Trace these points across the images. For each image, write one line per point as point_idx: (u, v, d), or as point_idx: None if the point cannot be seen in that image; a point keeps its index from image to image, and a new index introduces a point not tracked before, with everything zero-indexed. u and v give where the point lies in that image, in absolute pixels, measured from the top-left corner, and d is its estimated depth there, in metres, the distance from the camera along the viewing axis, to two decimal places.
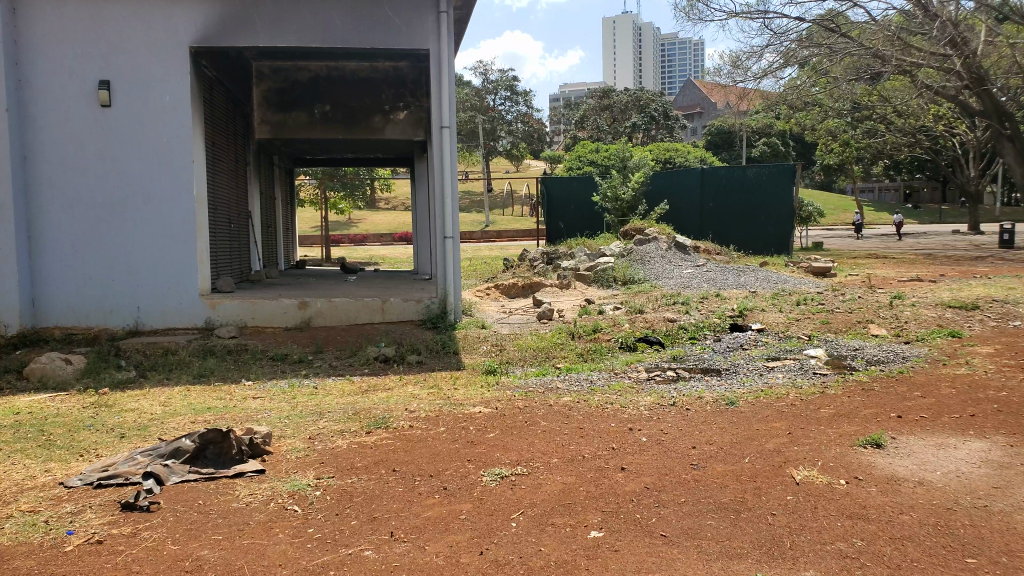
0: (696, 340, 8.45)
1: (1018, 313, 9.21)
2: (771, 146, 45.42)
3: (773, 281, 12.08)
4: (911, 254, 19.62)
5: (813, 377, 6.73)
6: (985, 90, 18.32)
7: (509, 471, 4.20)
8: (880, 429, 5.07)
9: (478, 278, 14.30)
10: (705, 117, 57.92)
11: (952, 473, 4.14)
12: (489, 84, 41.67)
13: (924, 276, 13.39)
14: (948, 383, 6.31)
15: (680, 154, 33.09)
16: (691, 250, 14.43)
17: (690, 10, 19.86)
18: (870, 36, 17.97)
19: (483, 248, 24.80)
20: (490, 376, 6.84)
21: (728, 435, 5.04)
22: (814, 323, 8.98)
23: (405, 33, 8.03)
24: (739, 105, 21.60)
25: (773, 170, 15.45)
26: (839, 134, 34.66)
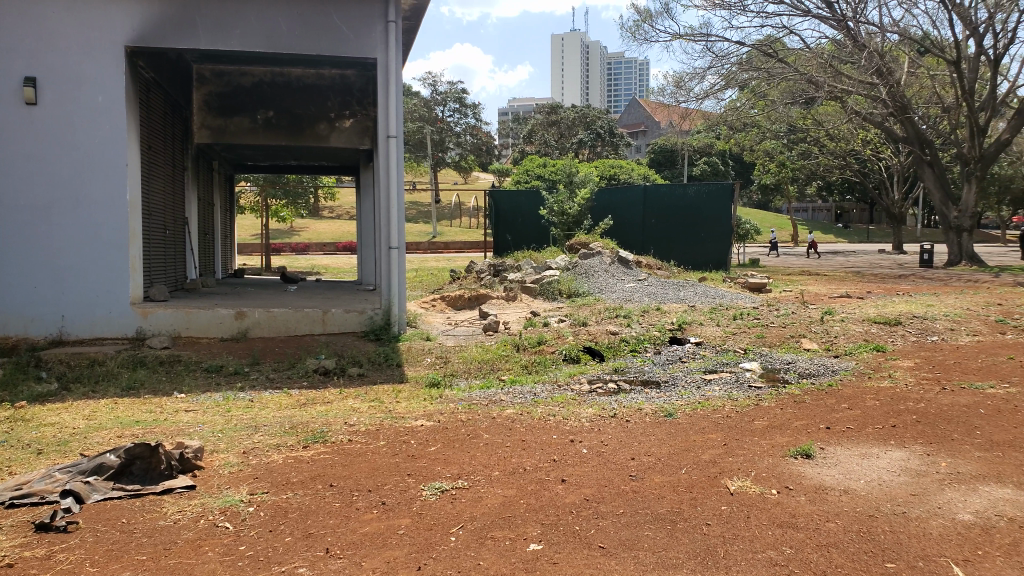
0: (637, 352, 8.57)
1: (938, 329, 9.65)
2: (711, 165, 46.68)
3: (711, 295, 12.36)
4: (842, 272, 20.34)
5: (748, 390, 6.89)
6: (908, 117, 19.36)
7: (449, 484, 4.18)
8: (810, 440, 5.22)
9: (423, 289, 14.23)
10: (649, 136, 59.24)
11: (874, 481, 4.30)
12: (438, 96, 41.78)
13: (852, 293, 13.90)
14: (873, 396, 6.54)
15: (625, 171, 33.69)
16: (633, 264, 14.65)
17: (635, 30, 20.30)
18: (805, 63, 18.67)
19: (428, 260, 24.71)
20: (433, 389, 6.80)
21: (666, 446, 5.12)
22: (749, 337, 9.21)
23: (351, 42, 7.98)
24: (681, 125, 22.11)
25: (712, 188, 15.75)
26: (775, 154, 35.85)
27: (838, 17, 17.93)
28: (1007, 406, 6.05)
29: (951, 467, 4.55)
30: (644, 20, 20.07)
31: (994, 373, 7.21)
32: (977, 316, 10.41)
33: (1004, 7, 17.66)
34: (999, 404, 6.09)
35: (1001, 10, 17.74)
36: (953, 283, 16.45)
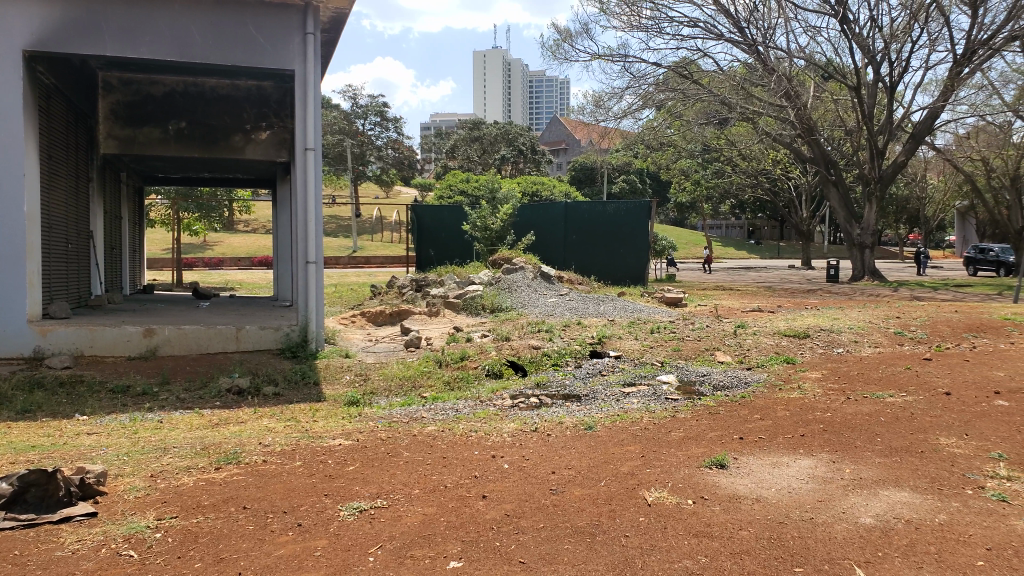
0: (559, 366, 8.65)
1: (843, 341, 10.12)
2: (630, 183, 47.91)
3: (630, 310, 12.60)
4: (754, 287, 21.13)
5: (665, 402, 7.06)
6: (814, 138, 20.40)
7: (368, 504, 4.10)
8: (724, 450, 5.38)
9: (343, 305, 14.00)
10: (570, 154, 60.30)
11: (784, 489, 4.45)
12: (358, 109, 41.34)
13: (763, 307, 14.44)
14: (783, 406, 6.79)
15: (547, 188, 34.12)
16: (555, 279, 14.80)
17: (555, 49, 20.67)
18: (718, 84, 19.40)
19: (348, 274, 24.32)
20: (352, 407, 6.67)
21: (587, 459, 5.18)
22: (666, 350, 9.43)
23: (268, 53, 7.82)
24: (601, 143, 22.55)
25: (631, 205, 16.13)
26: (691, 173, 37.03)
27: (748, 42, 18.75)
28: (905, 414, 6.39)
29: (855, 474, 4.76)
30: (564, 40, 20.47)
31: (893, 383, 7.61)
32: (878, 328, 10.97)
33: (899, 37, 18.83)
34: (898, 412, 6.43)
35: (896, 40, 18.91)
36: (857, 297, 17.27)
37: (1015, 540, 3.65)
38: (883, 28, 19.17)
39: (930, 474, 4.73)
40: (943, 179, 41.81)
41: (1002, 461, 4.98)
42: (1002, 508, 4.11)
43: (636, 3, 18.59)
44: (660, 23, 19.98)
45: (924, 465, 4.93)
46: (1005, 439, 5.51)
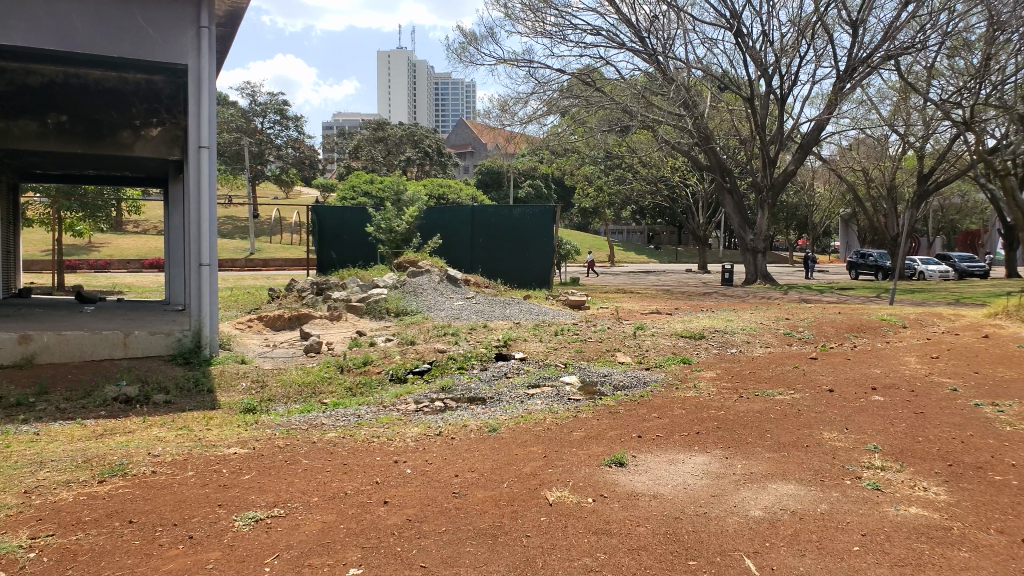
0: (464, 369, 8.65)
1: (736, 342, 10.56)
2: (535, 188, 48.46)
3: (535, 313, 12.75)
4: (653, 290, 21.75)
5: (567, 403, 7.17)
6: (710, 146, 21.22)
7: (264, 513, 3.97)
8: (623, 449, 5.50)
9: (240, 309, 13.51)
10: (476, 158, 60.49)
11: (680, 485, 4.60)
12: (257, 107, 40.07)
13: (662, 309, 14.89)
14: (679, 405, 7.02)
15: (453, 192, 34.10)
16: (461, 282, 14.77)
17: (460, 52, 20.74)
18: (620, 92, 19.92)
19: (246, 278, 23.50)
20: (248, 415, 6.45)
21: (490, 461, 5.19)
22: (569, 352, 9.59)
23: (159, 45, 7.49)
24: (507, 147, 22.73)
25: (537, 211, 16.42)
26: (594, 179, 37.84)
27: (649, 51, 19.36)
28: (792, 410, 6.73)
29: (745, 468, 4.97)
30: (470, 43, 20.55)
31: (782, 381, 8.00)
32: (769, 329, 11.50)
33: (788, 52, 19.86)
34: (786, 408, 6.76)
35: (786, 55, 19.93)
36: (750, 300, 18.05)
37: (887, 525, 3.90)
38: (774, 43, 20.17)
39: (814, 467, 5.00)
40: (827, 187, 44.29)
41: (877, 452, 5.31)
42: (876, 496, 4.39)
43: (540, 9, 18.86)
44: (564, 30, 20.37)
45: (809, 458, 5.21)
46: (880, 432, 5.89)
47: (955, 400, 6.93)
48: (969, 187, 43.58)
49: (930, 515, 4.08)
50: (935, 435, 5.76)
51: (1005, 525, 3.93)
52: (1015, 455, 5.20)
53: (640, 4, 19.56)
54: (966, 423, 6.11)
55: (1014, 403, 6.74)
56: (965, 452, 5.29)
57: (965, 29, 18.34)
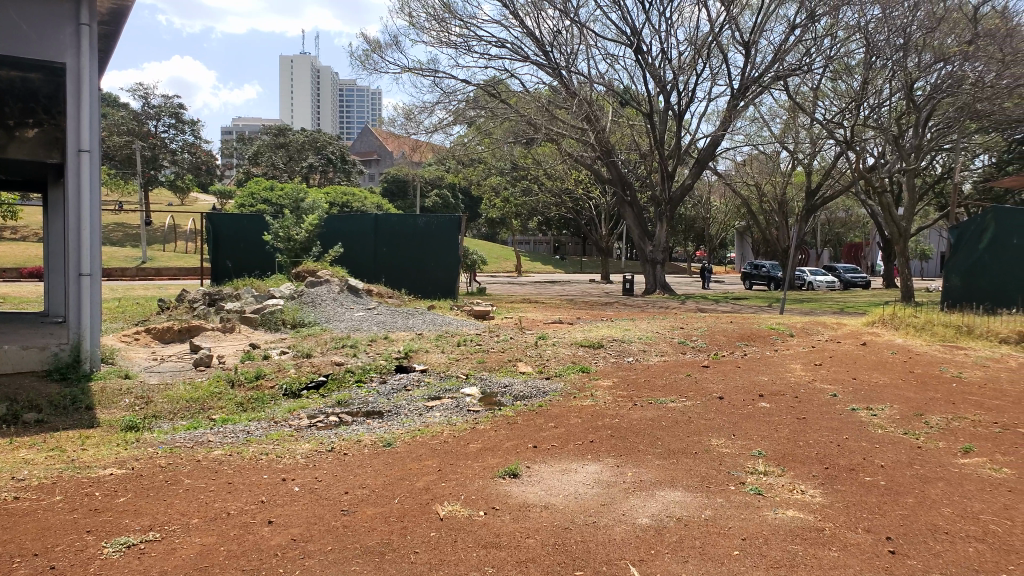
0: (362, 382, 8.49)
1: (633, 350, 10.80)
2: (442, 198, 48.29)
3: (438, 323, 12.67)
4: (557, 299, 22.01)
5: (466, 414, 7.13)
6: (611, 159, 21.74)
7: (137, 538, 3.75)
8: (518, 460, 5.51)
9: (125, 321, 12.78)
10: (382, 165, 59.82)
11: (571, 495, 4.63)
12: (150, 109, 38.25)
13: (565, 319, 15.11)
14: (576, 414, 7.08)
15: (358, 200, 33.54)
16: (362, 292, 14.51)
17: (364, 59, 20.47)
18: (525, 105, 20.13)
19: (134, 287, 22.28)
20: (128, 433, 6.10)
21: (381, 476, 5.08)
22: (471, 362, 9.56)
23: (32, 41, 7.03)
24: (412, 154, 22.57)
25: (442, 219, 16.45)
26: (500, 189, 38.05)
27: (552, 65, 19.67)
28: (683, 417, 6.91)
29: (635, 477, 5.06)
30: (374, 50, 20.35)
31: (675, 389, 8.21)
32: (664, 338, 11.82)
33: (686, 70, 20.60)
34: (676, 416, 6.95)
35: (683, 73, 20.67)
36: (649, 309, 18.57)
37: (766, 529, 4.04)
38: (672, 61, 20.89)
39: (701, 474, 5.14)
40: (723, 201, 46.18)
41: (760, 457, 5.53)
42: (758, 500, 4.55)
43: (446, 19, 18.85)
44: (469, 41, 20.44)
45: (696, 465, 5.35)
46: (764, 437, 6.13)
47: (834, 405, 7.28)
48: (852, 202, 46.42)
49: (805, 517, 4.26)
50: (815, 440, 6.04)
51: (872, 524, 4.14)
52: (884, 456, 5.52)
53: (543, 18, 19.86)
54: (842, 426, 6.45)
55: (886, 407, 7.15)
56: (840, 454, 5.57)
57: (845, 54, 19.53)
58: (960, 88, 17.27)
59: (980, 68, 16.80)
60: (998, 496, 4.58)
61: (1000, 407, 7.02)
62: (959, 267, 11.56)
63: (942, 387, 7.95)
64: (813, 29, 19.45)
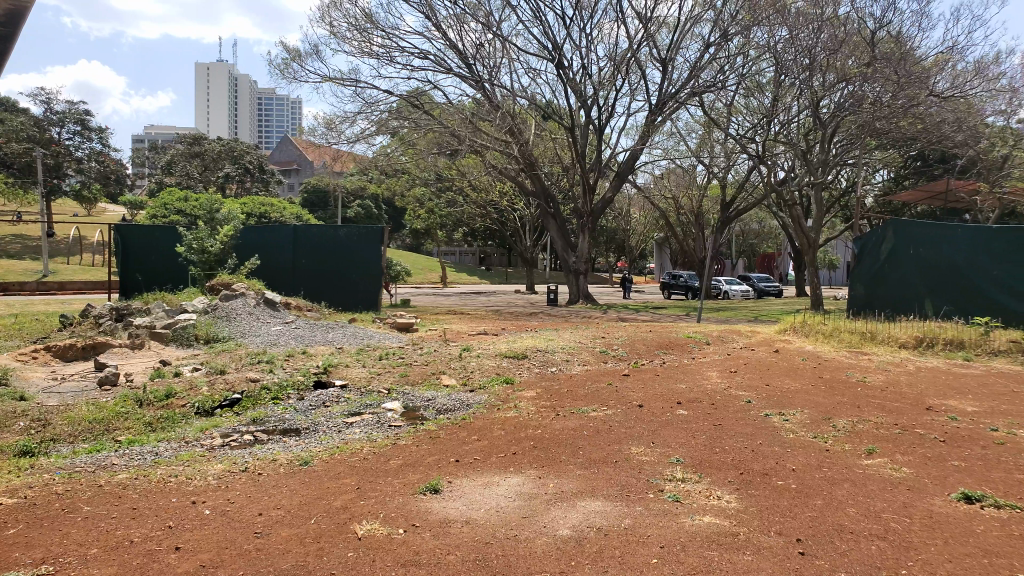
0: (279, 400, 8.23)
1: (557, 361, 10.87)
2: (364, 208, 47.69)
3: (360, 337, 12.43)
4: (482, 311, 21.95)
5: (388, 430, 7.00)
6: (534, 171, 21.93)
7: (27, 573, 3.50)
8: (439, 475, 5.43)
9: (23, 339, 12.04)
10: (303, 175, 58.70)
11: (492, 509, 4.60)
12: (53, 115, 36.36)
13: (489, 330, 15.10)
14: (499, 426, 7.06)
15: (277, 210, 32.75)
16: (280, 306, 14.13)
17: (283, 67, 20.05)
18: (448, 117, 20.10)
19: (35, 303, 21.08)
20: (23, 459, 5.73)
21: (297, 497, 4.91)
22: (393, 377, 9.41)
23: None
24: (333, 163, 22.20)
25: (363, 231, 16.16)
26: (424, 200, 37.84)
27: (475, 78, 19.73)
28: (604, 426, 6.98)
29: (556, 488, 5.07)
30: (293, 59, 19.98)
31: (597, 398, 8.29)
32: (586, 348, 11.95)
33: (606, 85, 20.99)
34: (598, 425, 7.01)
35: (604, 88, 21.06)
36: (572, 319, 18.77)
37: (682, 536, 4.10)
38: (592, 76, 21.26)
39: (621, 482, 5.18)
40: (643, 213, 47.27)
41: (678, 465, 5.62)
42: (675, 508, 4.61)
43: (367, 30, 18.66)
44: (391, 52, 20.31)
45: (617, 474, 5.40)
46: (682, 445, 6.25)
47: (749, 411, 7.49)
48: (764, 214, 48.30)
49: (721, 523, 4.35)
50: (731, 446, 6.18)
51: (784, 527, 4.26)
52: (795, 460, 5.70)
53: (466, 31, 19.91)
54: (757, 432, 6.63)
55: (797, 412, 7.40)
56: (754, 459, 5.72)
57: (757, 72, 20.29)
58: (861, 107, 18.19)
59: (878, 88, 17.76)
60: (899, 495, 4.78)
61: (901, 409, 7.36)
62: (865, 276, 12.17)
63: (848, 392, 8.30)
64: (726, 48, 20.14)
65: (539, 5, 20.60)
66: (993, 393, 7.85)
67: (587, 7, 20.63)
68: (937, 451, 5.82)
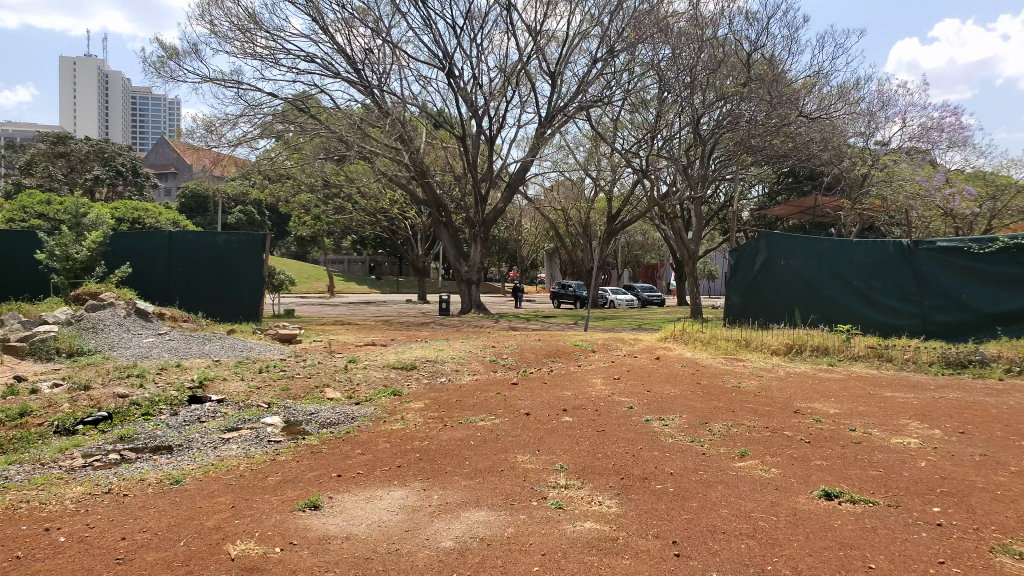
0: (150, 416, 7.78)
1: (446, 370, 10.82)
2: (247, 214, 46.05)
3: (239, 349, 11.94)
4: (371, 321, 21.59)
5: (267, 446, 6.73)
6: (424, 179, 21.81)
7: None
8: (319, 491, 5.26)
9: None
10: (181, 178, 56.09)
11: (374, 523, 4.50)
12: None
13: (377, 340, 14.87)
14: (384, 439, 6.94)
15: (151, 216, 31.05)
16: (153, 317, 13.38)
17: (159, 66, 19.08)
18: (336, 121, 19.68)
19: None
20: None
21: (166, 518, 4.64)
22: (273, 390, 9.06)
23: None
24: (213, 168, 21.27)
25: (243, 238, 15.58)
26: (311, 207, 36.88)
27: (364, 83, 19.43)
28: (492, 435, 6.99)
29: (441, 499, 5.03)
30: (169, 57, 19.03)
31: (485, 407, 8.31)
32: (476, 357, 11.94)
33: (496, 96, 21.17)
34: (485, 434, 7.02)
35: (494, 98, 21.25)
36: (463, 329, 18.74)
37: (564, 542, 4.15)
38: (483, 86, 21.42)
39: (505, 491, 5.20)
40: (533, 223, 48.03)
41: (562, 472, 5.70)
42: (557, 514, 4.66)
43: (251, 30, 18.04)
44: (276, 54, 19.70)
45: (501, 483, 5.42)
46: (566, 451, 6.34)
47: (630, 417, 7.70)
48: (648, 227, 50.18)
49: (601, 528, 4.43)
50: (612, 451, 6.34)
51: (661, 530, 4.39)
52: (674, 464, 5.91)
53: (355, 36, 19.62)
54: (638, 437, 6.83)
55: (676, 417, 7.67)
56: (635, 464, 5.88)
57: (641, 88, 21.01)
58: (737, 125, 19.17)
59: (753, 108, 18.81)
60: (767, 494, 5.03)
61: (770, 412, 7.77)
62: (740, 286, 12.85)
63: (724, 396, 8.69)
64: (612, 64, 20.75)
65: (429, 13, 20.55)
66: (853, 395, 8.42)
67: (477, 18, 20.76)
68: (802, 452, 6.18)
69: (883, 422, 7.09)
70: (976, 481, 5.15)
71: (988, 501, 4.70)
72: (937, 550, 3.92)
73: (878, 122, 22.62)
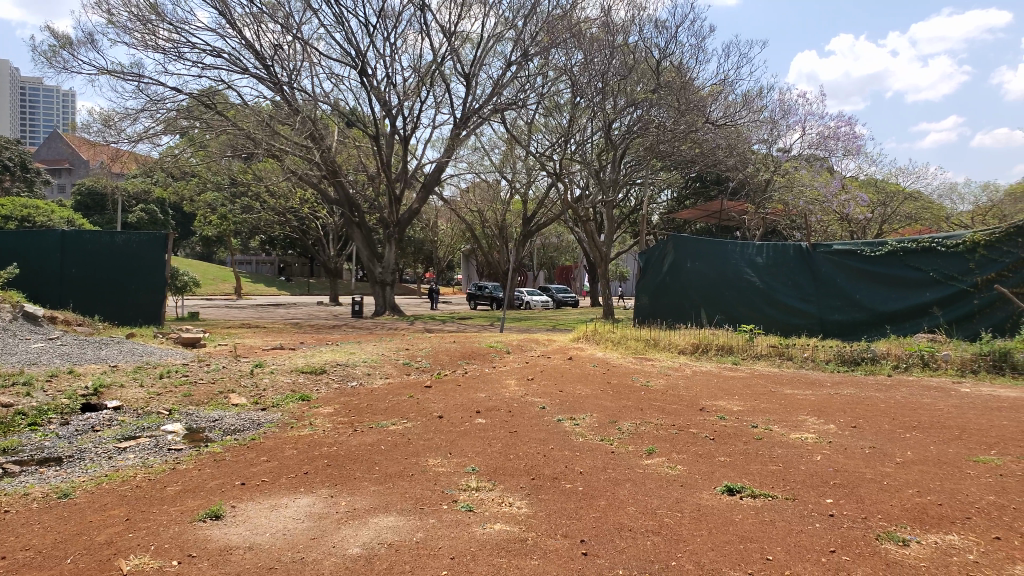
0: (37, 426, 7.31)
1: (357, 374, 10.65)
2: (148, 213, 44.12)
3: (138, 354, 11.39)
4: (280, 324, 21.01)
5: (166, 454, 6.43)
6: (336, 179, 21.41)
7: None
8: (221, 500, 5.06)
9: None
10: (76, 175, 53.20)
11: (279, 532, 4.36)
12: None
13: (286, 344, 14.48)
14: (291, 445, 6.75)
15: (42, 213, 29.28)
16: (42, 321, 12.60)
17: (50, 56, 18.04)
18: (242, 118, 19.02)
19: None
20: None
21: (52, 535, 4.37)
22: (175, 397, 8.68)
23: None
24: (111, 164, 20.25)
25: (144, 238, 14.83)
26: (217, 206, 35.61)
27: (274, 80, 18.89)
28: (403, 439, 6.92)
29: (349, 505, 4.92)
30: (62, 46, 18.01)
31: (397, 411, 8.21)
32: (388, 360, 11.79)
33: (410, 95, 20.96)
34: (396, 438, 6.93)
35: (408, 98, 21.03)
36: (376, 331, 18.50)
37: (474, 545, 4.14)
38: (397, 86, 21.19)
39: (416, 496, 5.14)
40: (448, 224, 47.92)
41: (473, 473, 5.69)
42: (468, 517, 4.65)
43: (151, 21, 17.25)
44: (179, 47, 18.95)
45: (412, 487, 5.35)
46: (478, 454, 6.32)
47: (543, 417, 7.76)
48: (562, 229, 50.90)
49: (511, 529, 4.44)
50: (524, 452, 6.36)
51: (569, 529, 4.43)
52: (583, 463, 5.99)
53: (264, 31, 19.07)
54: (549, 437, 6.89)
55: (586, 417, 7.77)
56: (545, 465, 5.92)
57: (554, 92, 21.20)
58: (647, 131, 19.59)
59: (662, 113, 19.25)
60: (673, 492, 5.15)
61: (677, 410, 7.99)
62: (649, 287, 13.19)
63: (633, 395, 8.87)
64: (527, 68, 20.87)
65: (341, 10, 20.18)
66: (755, 393, 8.74)
67: (390, 17, 20.56)
68: (707, 449, 6.36)
69: (782, 419, 7.39)
70: (865, 472, 5.44)
71: (876, 490, 4.97)
72: (830, 540, 4.11)
73: (780, 130, 23.66)
